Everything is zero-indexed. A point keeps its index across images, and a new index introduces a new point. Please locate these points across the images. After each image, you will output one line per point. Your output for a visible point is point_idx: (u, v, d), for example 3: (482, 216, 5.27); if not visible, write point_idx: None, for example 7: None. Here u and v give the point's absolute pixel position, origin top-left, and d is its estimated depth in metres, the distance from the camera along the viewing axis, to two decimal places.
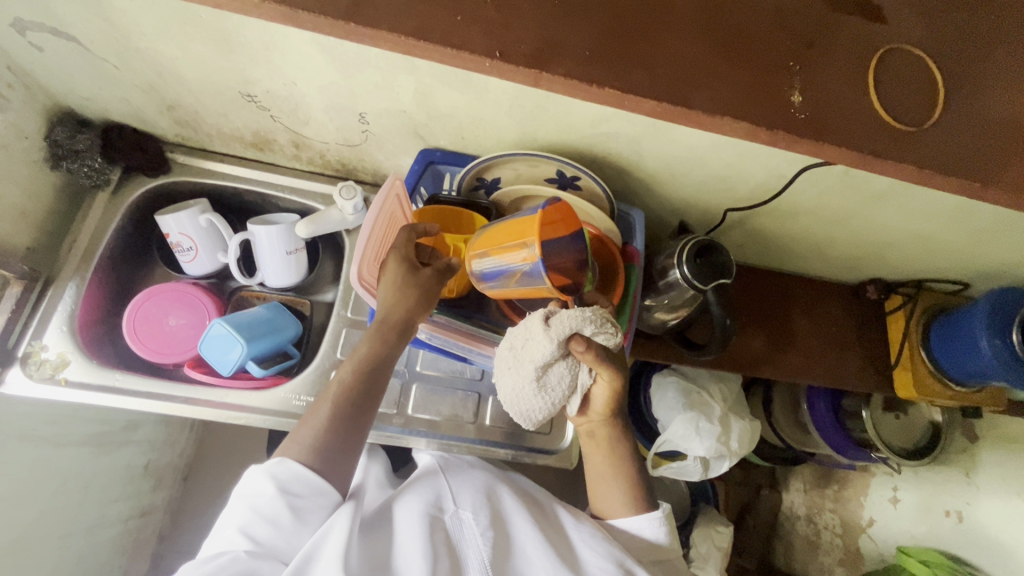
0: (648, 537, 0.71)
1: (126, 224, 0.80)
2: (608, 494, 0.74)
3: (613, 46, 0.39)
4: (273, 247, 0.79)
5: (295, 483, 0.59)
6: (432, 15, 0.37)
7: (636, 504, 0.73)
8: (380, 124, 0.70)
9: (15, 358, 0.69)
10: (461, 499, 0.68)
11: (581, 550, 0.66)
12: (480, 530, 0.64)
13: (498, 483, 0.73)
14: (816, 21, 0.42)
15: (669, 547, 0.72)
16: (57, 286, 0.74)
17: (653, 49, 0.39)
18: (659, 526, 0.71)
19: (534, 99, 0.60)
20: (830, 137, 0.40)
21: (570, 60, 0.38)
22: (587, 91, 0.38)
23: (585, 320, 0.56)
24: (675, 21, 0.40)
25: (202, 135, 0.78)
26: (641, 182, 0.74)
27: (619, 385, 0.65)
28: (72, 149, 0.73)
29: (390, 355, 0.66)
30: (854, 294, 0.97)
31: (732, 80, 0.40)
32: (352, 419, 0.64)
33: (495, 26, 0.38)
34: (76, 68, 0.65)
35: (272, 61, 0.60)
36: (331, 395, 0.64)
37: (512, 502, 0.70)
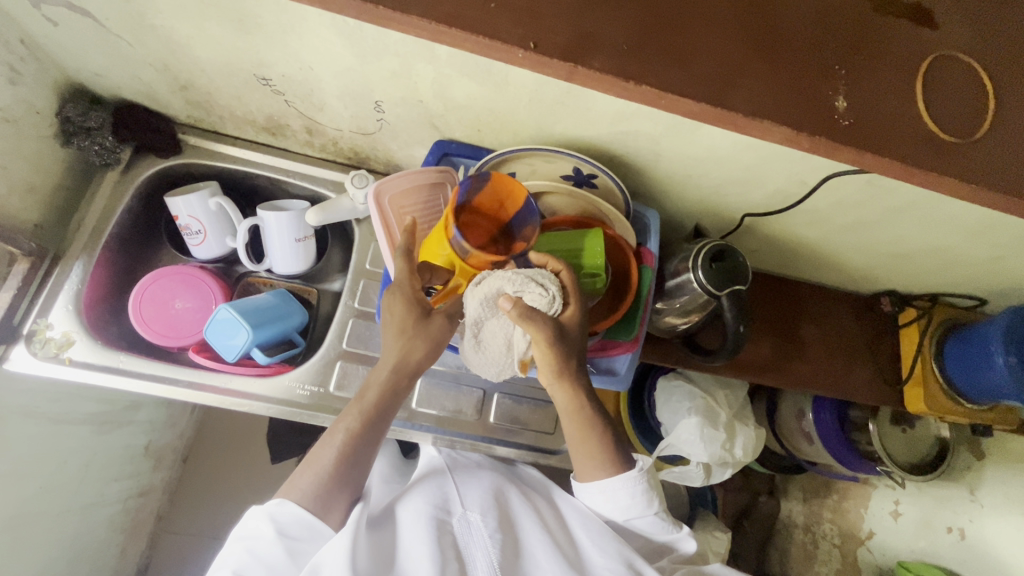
0: (624, 496, 0.67)
1: (135, 205, 0.80)
2: (583, 454, 0.69)
3: (651, 42, 0.38)
4: (283, 233, 0.78)
5: (292, 525, 0.58)
6: (461, 2, 0.36)
7: (613, 465, 0.68)
8: (395, 113, 0.68)
9: (20, 335, 0.69)
10: (468, 501, 0.68)
11: (589, 552, 0.65)
12: (488, 532, 0.63)
13: (504, 485, 0.73)
14: (863, 23, 0.40)
15: (651, 505, 0.68)
16: (64, 264, 0.73)
17: (693, 46, 0.38)
18: (635, 485, 0.67)
19: (554, 93, 0.59)
20: (873, 145, 0.38)
21: (608, 53, 0.37)
22: (624, 86, 0.37)
23: (505, 278, 0.58)
24: (716, 18, 0.39)
25: (215, 117, 0.77)
26: (657, 183, 0.73)
27: (553, 339, 0.59)
28: (83, 126, 0.73)
29: (395, 401, 0.66)
30: (868, 305, 0.96)
31: (774, 82, 0.38)
32: (357, 465, 0.63)
33: (528, 15, 0.37)
34: (90, 43, 0.64)
35: (289, 44, 0.59)
36: (334, 439, 0.63)
37: (520, 505, 0.70)
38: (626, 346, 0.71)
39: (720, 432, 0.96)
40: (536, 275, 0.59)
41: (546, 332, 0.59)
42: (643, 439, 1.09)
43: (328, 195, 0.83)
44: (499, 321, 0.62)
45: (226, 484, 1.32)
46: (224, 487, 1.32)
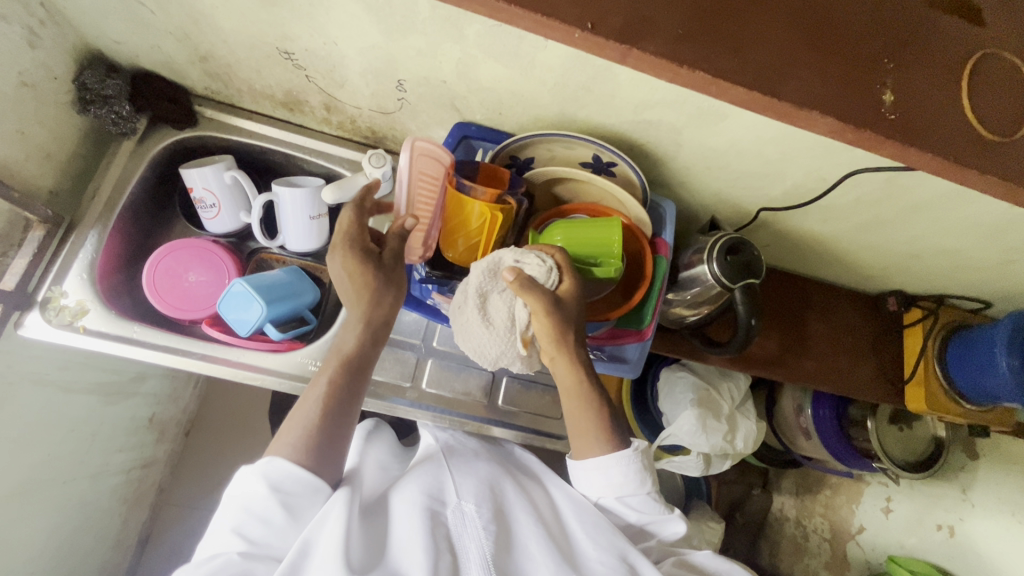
0: (616, 475, 0.68)
1: (150, 175, 0.79)
2: (581, 441, 0.70)
3: (700, 26, 0.38)
4: (297, 210, 0.78)
5: (287, 481, 0.58)
6: None
7: (608, 441, 0.69)
8: (417, 93, 0.68)
9: (34, 302, 0.67)
10: (462, 492, 0.67)
11: (584, 546, 0.65)
12: (482, 523, 0.62)
13: (500, 478, 0.72)
14: (909, 17, 0.41)
15: (643, 484, 0.69)
16: (78, 233, 0.72)
17: (742, 30, 0.38)
18: (628, 464, 0.68)
19: (581, 78, 0.59)
20: (916, 141, 0.38)
21: (656, 37, 0.37)
22: (674, 71, 0.37)
23: (508, 249, 0.63)
24: (767, 4, 0.39)
25: (232, 90, 0.77)
26: (676, 174, 0.73)
27: (556, 311, 0.61)
28: (100, 94, 0.72)
29: (376, 344, 0.69)
30: (875, 304, 0.97)
31: (820, 70, 0.38)
32: (342, 416, 0.64)
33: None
34: (111, 9, 0.63)
35: (316, 18, 0.58)
36: (316, 394, 0.64)
37: (515, 500, 0.69)
38: (636, 334, 0.70)
39: (723, 423, 0.97)
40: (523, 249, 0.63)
41: (546, 297, 0.60)
42: (644, 428, 1.10)
43: (343, 173, 0.82)
44: (502, 295, 0.63)
45: (228, 459, 1.33)
46: (225, 462, 1.33)
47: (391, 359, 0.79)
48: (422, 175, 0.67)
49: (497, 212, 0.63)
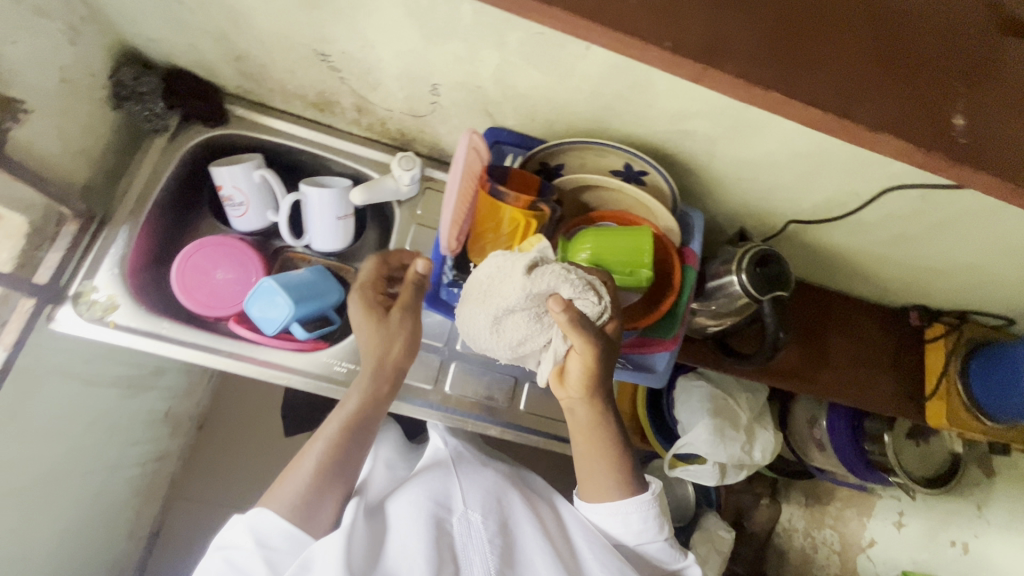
0: (635, 522, 0.68)
1: (180, 172, 0.79)
2: (592, 483, 0.70)
3: (780, 47, 0.38)
4: (324, 210, 0.78)
5: (274, 535, 0.59)
6: None
7: (625, 485, 0.68)
8: (451, 98, 0.68)
9: (66, 296, 0.68)
10: (470, 500, 0.68)
11: (590, 565, 0.65)
12: (488, 536, 0.64)
13: (506, 488, 0.73)
14: (977, 44, 0.41)
15: (661, 530, 0.69)
16: (110, 229, 0.72)
17: (819, 52, 0.38)
18: (647, 509, 0.68)
19: (619, 87, 0.59)
20: (985, 166, 0.38)
21: (737, 57, 0.37)
22: (752, 91, 0.37)
23: (565, 279, 0.58)
24: (842, 27, 0.39)
25: (264, 89, 0.77)
26: (705, 185, 0.73)
27: (592, 360, 0.61)
28: (135, 91, 0.73)
29: (382, 404, 0.70)
30: (896, 319, 0.97)
31: (894, 94, 0.38)
32: (339, 472, 0.64)
33: (652, 15, 0.37)
34: (151, 7, 0.64)
35: (356, 22, 0.59)
36: (315, 450, 0.65)
37: (521, 509, 0.70)
38: (664, 344, 0.70)
39: (740, 434, 0.98)
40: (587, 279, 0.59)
41: (596, 343, 0.59)
42: (660, 438, 1.10)
43: (371, 174, 0.83)
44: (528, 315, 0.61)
45: (242, 455, 1.34)
46: (237, 458, 1.34)
47: (414, 361, 0.79)
48: (473, 175, 0.65)
49: (531, 219, 0.64)
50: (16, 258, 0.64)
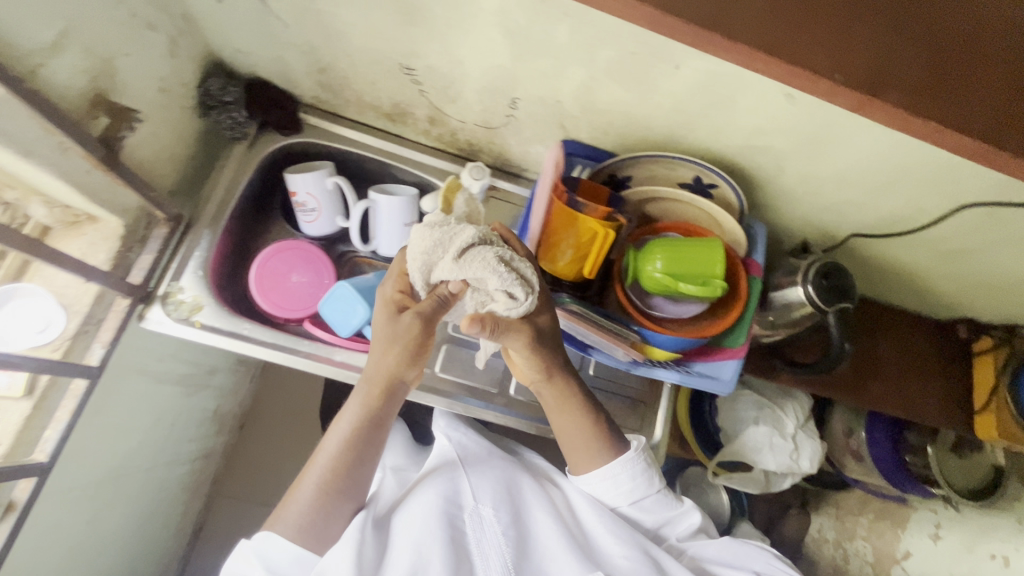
0: (625, 482, 0.69)
1: (256, 178, 0.82)
2: (578, 458, 0.71)
3: (941, 79, 0.38)
4: (393, 217, 0.81)
5: (283, 560, 0.58)
6: (766, 27, 0.37)
7: (608, 449, 0.70)
8: (528, 111, 0.71)
9: (156, 297, 0.71)
10: (480, 494, 0.70)
11: (602, 541, 0.68)
12: (502, 529, 0.66)
13: (513, 479, 0.74)
14: None
15: (652, 484, 0.71)
16: (195, 232, 0.75)
17: (976, 83, 0.39)
18: (634, 466, 0.70)
19: (700, 104, 0.61)
20: None
21: (900, 90, 0.38)
22: (912, 123, 0.38)
23: (490, 272, 0.57)
24: (996, 58, 0.40)
25: (340, 100, 0.80)
26: (770, 198, 0.75)
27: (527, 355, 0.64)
28: (221, 100, 0.76)
29: (387, 412, 0.66)
30: (944, 332, 0.98)
31: None
32: (344, 489, 0.63)
33: (821, 48, 0.37)
34: (247, 22, 0.67)
35: (449, 39, 0.61)
36: (316, 470, 0.63)
37: (532, 493, 0.73)
38: (732, 351, 0.72)
39: (790, 442, 0.99)
40: (514, 260, 0.58)
41: (525, 338, 0.62)
42: (703, 446, 1.08)
43: (436, 183, 0.85)
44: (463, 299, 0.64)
45: (283, 455, 1.36)
46: (277, 458, 1.36)
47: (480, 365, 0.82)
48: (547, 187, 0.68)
49: (610, 232, 0.66)
50: (112, 259, 0.67)
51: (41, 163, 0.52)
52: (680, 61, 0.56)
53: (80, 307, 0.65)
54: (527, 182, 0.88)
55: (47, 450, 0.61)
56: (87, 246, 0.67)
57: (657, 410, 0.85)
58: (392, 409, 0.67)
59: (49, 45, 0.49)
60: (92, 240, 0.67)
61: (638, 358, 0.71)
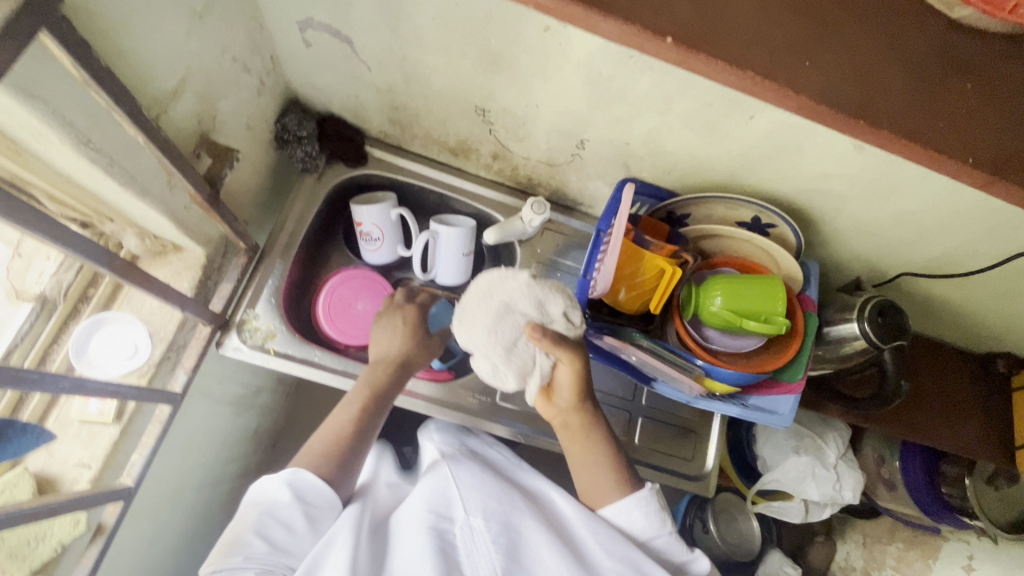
0: (638, 519, 0.65)
1: (323, 208, 0.85)
2: (595, 487, 0.68)
3: None
4: (452, 248, 0.82)
5: (309, 492, 0.63)
6: (893, 106, 0.34)
7: (624, 485, 0.67)
8: (594, 151, 0.74)
9: (233, 324, 0.73)
10: (471, 505, 0.64)
11: (594, 554, 0.62)
12: (491, 537, 0.61)
13: (508, 489, 0.68)
14: None
15: (664, 524, 0.65)
16: (268, 261, 0.78)
17: None
18: (648, 504, 0.65)
19: (768, 150, 0.64)
20: None
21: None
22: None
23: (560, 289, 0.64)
24: None
25: (406, 135, 0.83)
26: (824, 236, 0.77)
27: (581, 369, 0.65)
28: (296, 134, 0.78)
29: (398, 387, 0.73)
30: (982, 366, 0.99)
31: None
32: (365, 437, 0.69)
33: (952, 126, 0.35)
34: (331, 64, 0.70)
35: (530, 85, 0.64)
36: (343, 415, 0.70)
37: (524, 502, 0.67)
38: (789, 386, 0.74)
39: (833, 472, 0.99)
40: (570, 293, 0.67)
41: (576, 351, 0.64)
42: (741, 474, 1.12)
43: (494, 214, 0.88)
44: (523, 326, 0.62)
45: None
46: None
47: None
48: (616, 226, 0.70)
49: (676, 270, 0.69)
50: (195, 287, 0.69)
51: (152, 201, 0.55)
52: (755, 113, 0.58)
53: (166, 333, 0.67)
54: (580, 214, 0.91)
55: (134, 474, 0.63)
56: (172, 274, 0.69)
57: (707, 441, 0.87)
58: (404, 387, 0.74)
59: (170, 92, 0.52)
60: (177, 269, 0.69)
61: (702, 392, 0.72)
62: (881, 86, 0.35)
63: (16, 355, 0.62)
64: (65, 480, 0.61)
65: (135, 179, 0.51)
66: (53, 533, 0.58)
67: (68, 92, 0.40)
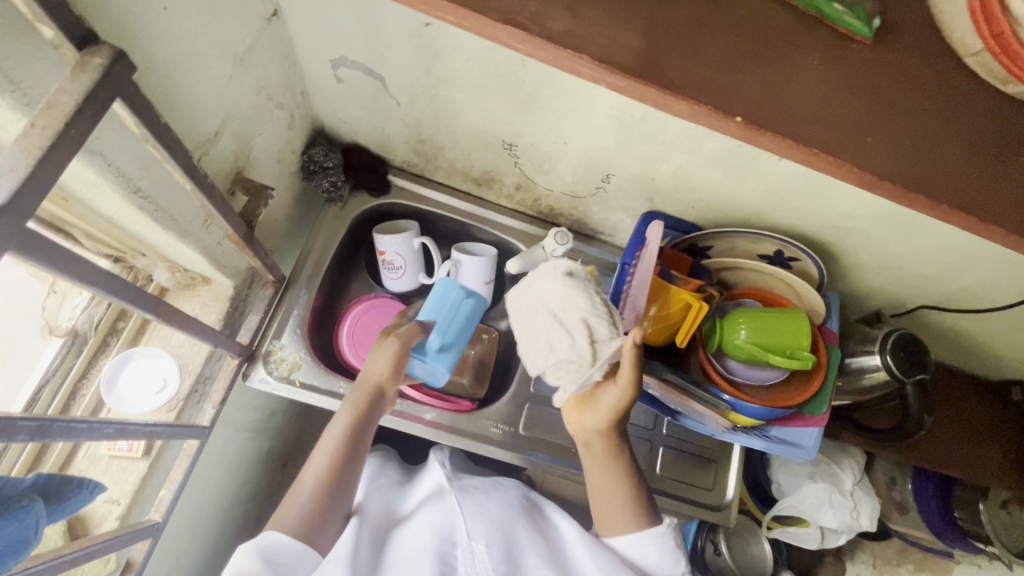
0: (651, 554, 0.63)
1: (347, 237, 0.86)
2: (611, 519, 0.65)
3: None
4: (474, 277, 0.82)
5: (284, 552, 0.56)
6: (953, 175, 0.34)
7: (641, 518, 0.64)
8: (619, 185, 0.75)
9: (259, 355, 0.73)
10: (474, 531, 0.65)
11: None
12: (492, 565, 0.62)
13: (511, 518, 0.70)
14: None
15: (678, 565, 0.63)
16: (294, 291, 0.78)
17: None
18: (664, 540, 0.63)
19: (794, 189, 0.65)
20: None
21: None
22: None
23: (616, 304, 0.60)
24: None
25: (430, 165, 0.84)
26: (845, 270, 0.78)
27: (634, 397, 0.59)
28: (322, 165, 0.79)
29: (376, 414, 0.67)
30: (998, 395, 0.97)
31: None
32: (344, 480, 0.62)
33: (1009, 195, 0.35)
34: (360, 98, 0.71)
35: (560, 123, 0.65)
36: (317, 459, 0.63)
37: (528, 537, 0.67)
38: (813, 420, 0.74)
39: (849, 499, 0.99)
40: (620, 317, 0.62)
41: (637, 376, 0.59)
42: (757, 500, 1.13)
43: (515, 243, 0.89)
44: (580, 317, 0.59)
45: None
46: None
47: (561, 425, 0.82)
48: (641, 259, 0.71)
49: (702, 304, 0.69)
50: (222, 320, 0.69)
51: (189, 240, 0.56)
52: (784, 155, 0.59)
53: (194, 366, 0.68)
54: (600, 242, 0.92)
55: (162, 510, 0.62)
56: (200, 307, 0.69)
57: (728, 471, 0.87)
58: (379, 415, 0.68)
59: (212, 135, 0.53)
60: (205, 301, 0.69)
61: (727, 426, 0.73)
62: (942, 157, 0.35)
63: (46, 393, 0.63)
64: (95, 518, 0.61)
65: (176, 220, 0.52)
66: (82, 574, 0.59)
67: (122, 146, 0.41)
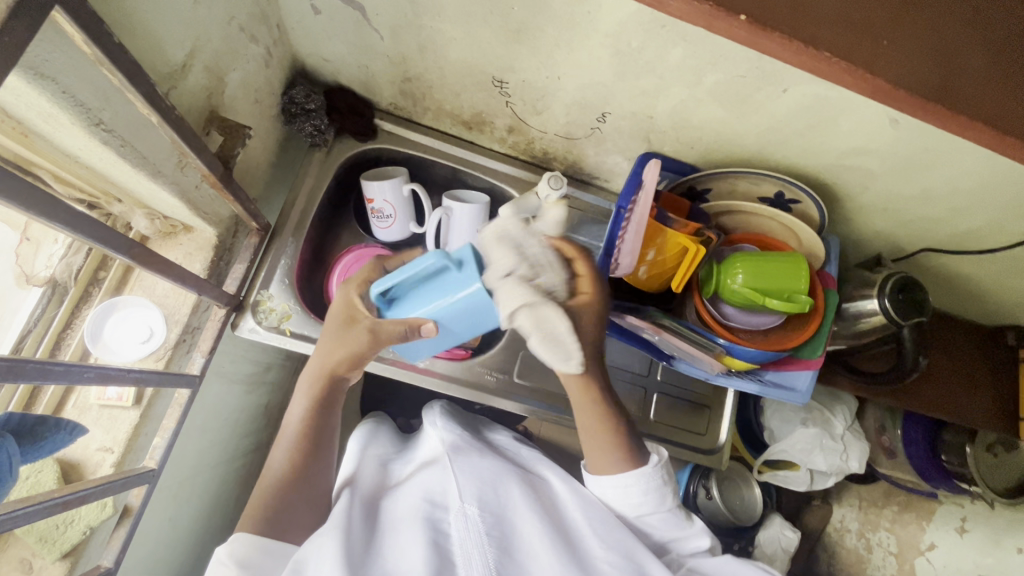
0: (635, 492, 0.65)
1: (333, 183, 0.83)
2: (601, 453, 0.66)
3: None
4: (465, 224, 0.78)
5: (253, 558, 0.55)
6: (950, 83, 0.35)
7: (629, 459, 0.66)
8: (616, 125, 0.71)
9: (247, 305, 0.72)
10: (466, 493, 0.66)
11: (590, 544, 0.64)
12: (485, 528, 0.62)
13: (505, 478, 0.70)
14: None
15: (664, 502, 0.66)
16: (279, 241, 0.76)
17: None
18: (650, 482, 0.66)
19: (798, 125, 0.62)
20: None
21: None
22: None
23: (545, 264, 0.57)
24: None
25: (418, 107, 0.80)
26: (847, 212, 0.76)
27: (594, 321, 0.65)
28: (305, 108, 0.75)
29: (335, 398, 0.67)
30: (992, 339, 0.96)
31: None
32: (307, 477, 0.64)
33: (1002, 108, 0.35)
34: (340, 32, 0.66)
35: (552, 56, 0.62)
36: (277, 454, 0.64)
37: (522, 497, 0.68)
38: (806, 363, 0.74)
39: (840, 443, 1.01)
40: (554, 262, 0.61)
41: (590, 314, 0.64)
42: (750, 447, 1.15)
43: (508, 189, 0.86)
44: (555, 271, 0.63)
45: None
46: None
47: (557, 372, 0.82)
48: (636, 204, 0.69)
49: (699, 247, 0.68)
50: (207, 269, 0.68)
51: (164, 180, 0.53)
52: (789, 86, 0.56)
53: (180, 316, 0.66)
54: (595, 188, 0.89)
55: (156, 457, 0.61)
56: (184, 255, 0.67)
57: (722, 415, 0.88)
58: (339, 399, 0.67)
59: (180, 67, 0.50)
60: (188, 250, 0.67)
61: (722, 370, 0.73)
62: (938, 62, 0.35)
63: (30, 342, 0.62)
64: (89, 464, 0.61)
65: (147, 159, 0.50)
66: (81, 517, 0.60)
67: (77, 68, 0.39)
